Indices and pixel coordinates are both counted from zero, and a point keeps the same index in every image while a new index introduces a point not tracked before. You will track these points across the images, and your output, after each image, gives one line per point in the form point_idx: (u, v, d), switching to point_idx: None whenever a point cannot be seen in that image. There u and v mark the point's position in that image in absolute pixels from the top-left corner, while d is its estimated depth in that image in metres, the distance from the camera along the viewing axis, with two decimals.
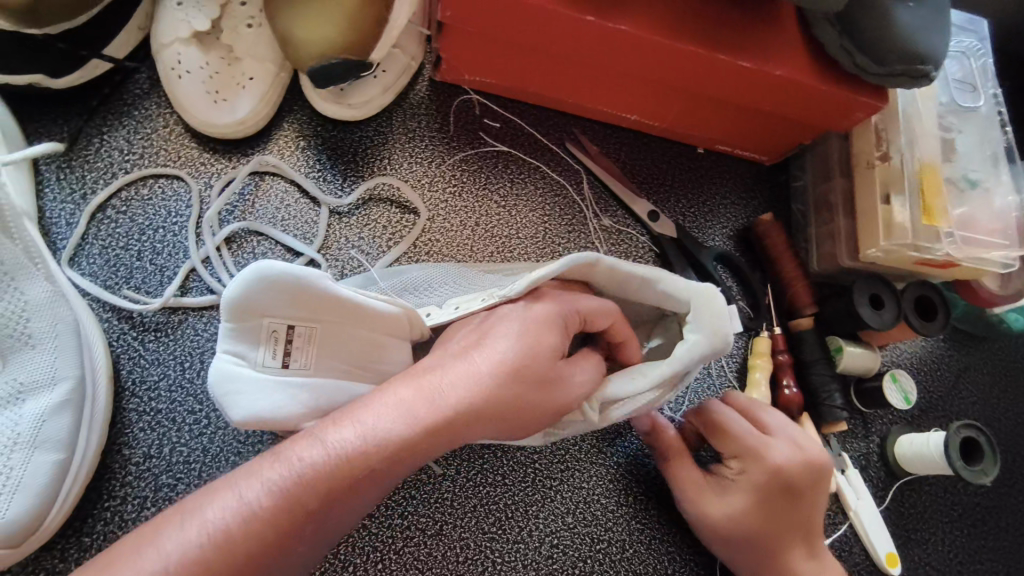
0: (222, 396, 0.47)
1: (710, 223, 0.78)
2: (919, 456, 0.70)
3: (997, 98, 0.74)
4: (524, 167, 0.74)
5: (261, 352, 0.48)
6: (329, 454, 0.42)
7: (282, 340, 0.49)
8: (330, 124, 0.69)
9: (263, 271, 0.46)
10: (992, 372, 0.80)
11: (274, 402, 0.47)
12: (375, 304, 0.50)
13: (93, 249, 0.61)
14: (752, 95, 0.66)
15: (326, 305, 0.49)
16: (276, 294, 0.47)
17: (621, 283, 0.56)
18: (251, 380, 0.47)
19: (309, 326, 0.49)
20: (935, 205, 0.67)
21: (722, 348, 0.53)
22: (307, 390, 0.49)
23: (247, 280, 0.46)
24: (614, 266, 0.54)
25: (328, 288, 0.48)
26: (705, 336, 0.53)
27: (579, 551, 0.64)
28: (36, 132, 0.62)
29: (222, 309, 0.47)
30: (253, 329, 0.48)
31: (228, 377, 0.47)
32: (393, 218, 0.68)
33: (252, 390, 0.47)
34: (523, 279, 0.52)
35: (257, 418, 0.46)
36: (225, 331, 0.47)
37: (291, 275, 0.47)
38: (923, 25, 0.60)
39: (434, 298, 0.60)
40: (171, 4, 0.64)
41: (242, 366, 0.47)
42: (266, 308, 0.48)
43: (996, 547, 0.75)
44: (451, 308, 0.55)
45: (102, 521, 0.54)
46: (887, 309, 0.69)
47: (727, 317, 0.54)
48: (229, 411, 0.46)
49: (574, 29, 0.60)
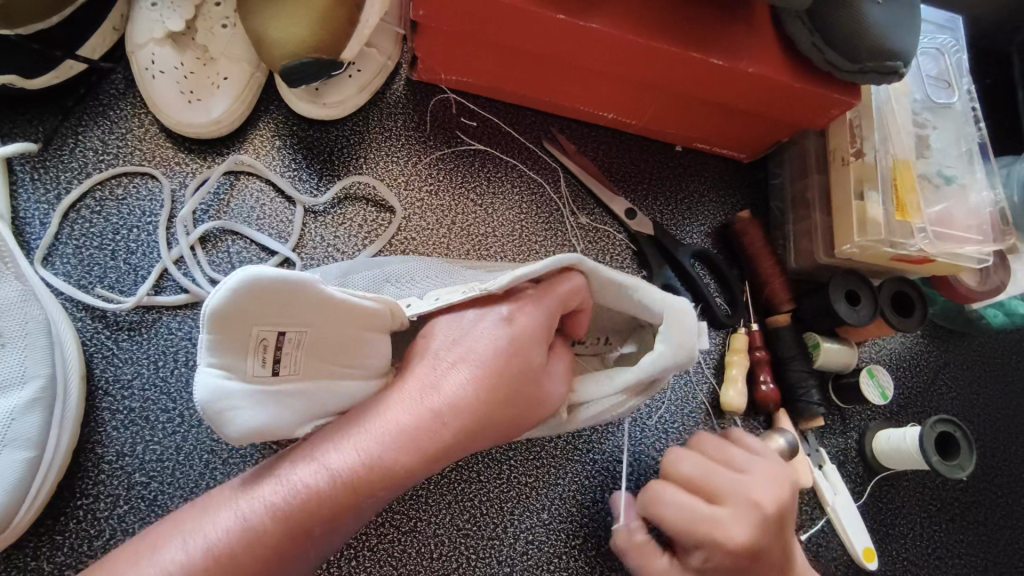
0: (217, 415, 0.42)
1: (689, 220, 0.78)
2: (897, 452, 0.70)
3: (972, 94, 0.74)
4: (502, 166, 0.74)
5: (249, 362, 0.43)
6: (328, 475, 0.44)
7: (271, 348, 0.44)
8: (307, 123, 0.69)
9: (254, 277, 0.41)
10: (972, 368, 0.80)
11: (272, 410, 0.44)
12: (364, 302, 0.47)
13: (67, 248, 0.61)
14: (726, 93, 0.67)
15: (317, 308, 0.44)
16: (265, 300, 0.42)
17: (596, 291, 0.55)
18: (247, 393, 0.43)
19: (298, 331, 0.45)
20: (907, 202, 0.67)
21: (687, 361, 0.53)
22: (303, 393, 0.46)
23: (235, 287, 0.40)
24: (592, 270, 0.53)
25: (320, 290, 0.44)
26: (672, 348, 0.52)
27: (555, 548, 0.64)
28: (11, 132, 0.62)
29: (205, 320, 0.41)
30: (239, 339, 0.42)
31: (221, 394, 0.42)
32: (369, 217, 0.69)
33: (250, 404, 0.43)
34: (505, 274, 0.51)
35: (263, 429, 0.44)
36: (209, 345, 0.41)
37: (284, 278, 0.42)
38: (893, 21, 0.60)
39: (415, 290, 0.59)
40: (145, 4, 0.65)
41: (232, 379, 0.43)
42: (255, 315, 0.42)
43: (974, 542, 0.75)
44: (431, 300, 0.53)
45: (74, 520, 0.55)
46: (863, 305, 0.69)
47: (695, 333, 0.53)
48: (225, 428, 0.43)
49: (545, 27, 0.60)
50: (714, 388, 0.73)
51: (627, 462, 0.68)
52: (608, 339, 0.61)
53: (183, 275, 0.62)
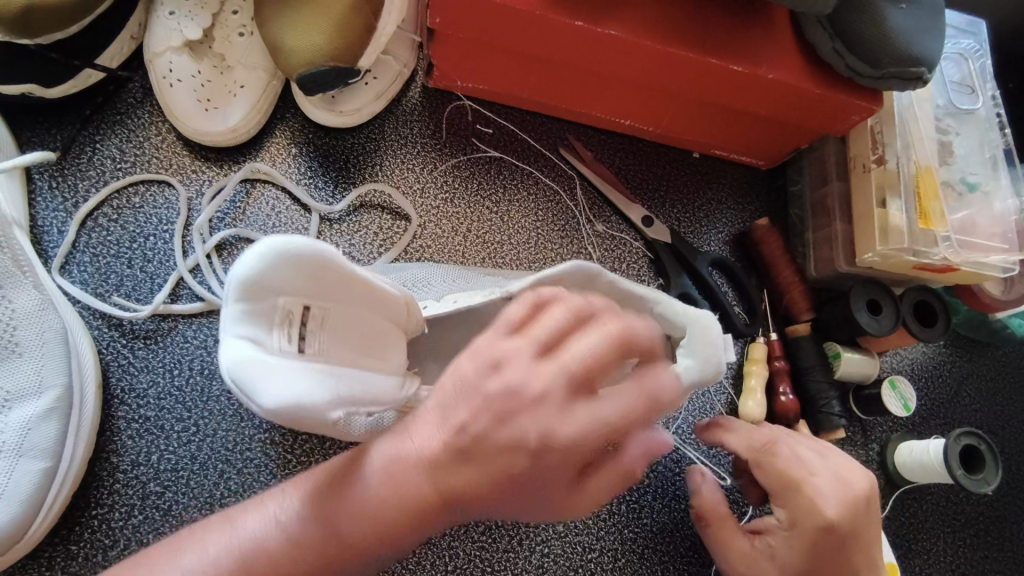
0: (247, 383, 0.41)
1: (705, 228, 0.78)
2: (921, 465, 0.69)
3: (996, 99, 0.73)
4: (518, 174, 0.74)
5: (275, 335, 0.44)
6: (297, 526, 0.40)
7: (297, 322, 0.45)
8: (323, 131, 0.69)
9: (288, 245, 0.42)
10: (995, 379, 0.79)
11: (306, 387, 0.41)
12: (388, 288, 0.49)
13: (83, 256, 0.61)
14: (745, 100, 0.66)
15: (344, 286, 0.46)
16: (293, 273, 0.43)
17: (618, 303, 0.54)
18: (276, 365, 0.41)
19: (323, 308, 0.46)
20: (931, 209, 0.66)
21: (714, 375, 0.52)
22: (331, 374, 0.43)
23: (264, 256, 0.41)
24: (614, 282, 0.52)
25: (350, 269, 0.45)
26: (697, 362, 0.50)
27: (571, 561, 0.63)
28: (30, 141, 0.63)
29: (235, 285, 0.41)
30: (268, 309, 0.44)
31: (249, 358, 0.41)
32: (384, 224, 0.68)
33: (280, 376, 0.41)
34: (527, 278, 0.52)
35: (291, 403, 0.40)
36: (238, 311, 0.42)
37: (317, 251, 0.43)
38: (916, 27, 0.59)
39: (431, 294, 0.59)
40: (163, 13, 0.65)
41: (258, 349, 0.42)
42: (285, 287, 0.44)
43: (999, 558, 0.73)
44: (448, 303, 0.55)
45: (89, 529, 0.54)
46: (885, 315, 0.68)
47: (720, 346, 0.52)
48: (257, 398, 0.40)
49: (562, 34, 0.59)
50: (733, 399, 0.72)
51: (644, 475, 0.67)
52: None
53: (198, 282, 0.62)
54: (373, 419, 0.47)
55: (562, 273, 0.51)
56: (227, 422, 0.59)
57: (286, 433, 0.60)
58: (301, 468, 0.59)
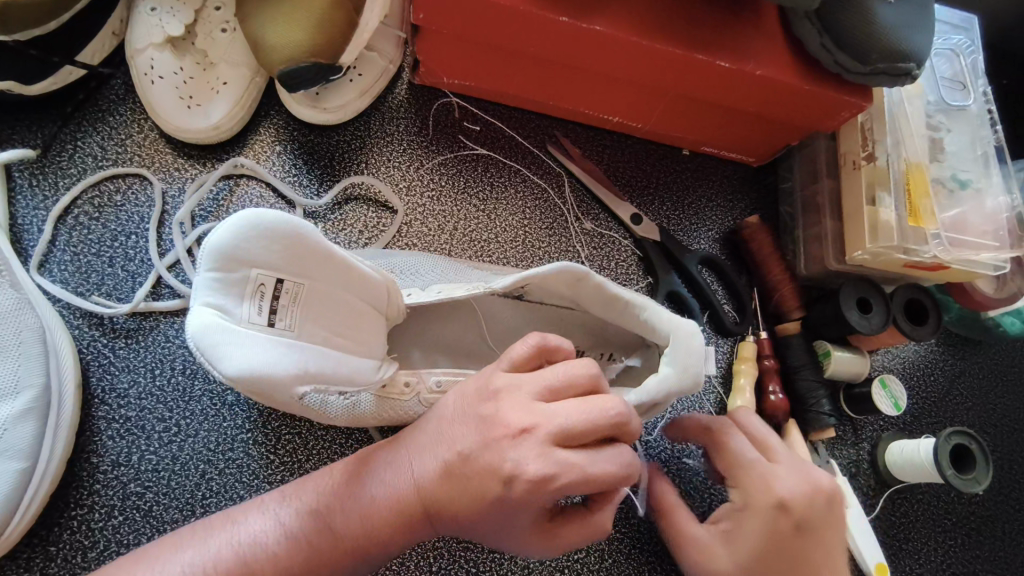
0: (211, 350, 0.41)
1: (695, 226, 0.77)
2: (912, 463, 0.68)
3: (988, 96, 0.72)
4: (505, 171, 0.73)
5: (245, 308, 0.43)
6: (313, 529, 0.45)
7: (268, 295, 0.44)
8: (308, 129, 0.69)
9: (262, 217, 0.43)
10: (988, 377, 0.78)
11: (273, 355, 0.42)
12: (362, 268, 0.49)
13: (64, 255, 0.61)
14: (733, 96, 0.65)
15: (318, 261, 0.46)
16: (270, 245, 0.43)
17: (605, 305, 0.54)
18: (242, 334, 0.42)
19: (296, 283, 0.45)
20: (921, 207, 0.66)
21: (691, 385, 0.52)
22: (299, 350, 0.44)
23: (240, 225, 0.42)
24: (602, 284, 0.51)
25: (325, 244, 0.46)
26: (676, 370, 0.50)
27: (556, 561, 0.63)
28: (9, 138, 0.62)
29: (206, 254, 0.42)
30: (239, 280, 0.43)
31: (214, 326, 0.41)
32: (369, 220, 0.68)
33: (246, 344, 0.42)
34: (513, 275, 0.51)
35: (255, 373, 0.41)
36: (210, 280, 0.42)
37: (291, 224, 0.44)
38: (905, 22, 0.59)
39: (418, 282, 0.59)
40: (144, 9, 0.64)
41: (225, 319, 0.42)
42: (258, 257, 0.43)
43: (991, 557, 0.73)
44: (433, 292, 0.54)
45: (68, 530, 0.54)
46: (875, 314, 0.67)
47: (700, 360, 0.52)
48: (220, 366, 0.41)
49: (548, 29, 0.59)
50: (722, 398, 0.71)
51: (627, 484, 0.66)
52: (610, 353, 0.60)
53: (178, 278, 0.62)
54: (349, 398, 0.48)
55: (548, 273, 0.50)
56: (209, 422, 0.59)
57: (268, 433, 0.59)
58: (283, 468, 0.59)
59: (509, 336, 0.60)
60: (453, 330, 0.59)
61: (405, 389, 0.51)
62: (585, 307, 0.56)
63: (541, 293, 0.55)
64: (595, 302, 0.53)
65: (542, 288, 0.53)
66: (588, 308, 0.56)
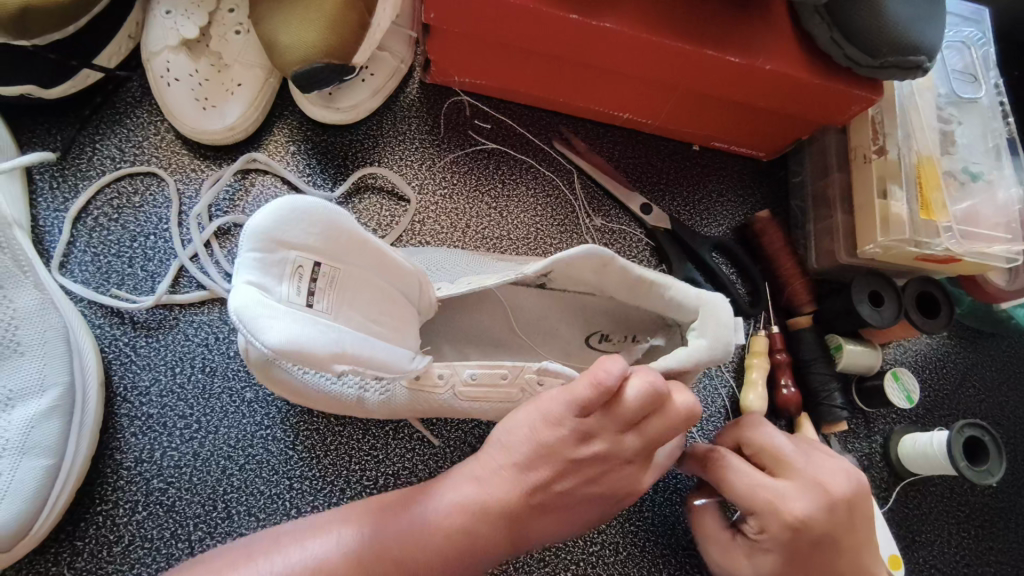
0: (252, 321, 0.41)
1: (706, 220, 0.77)
2: (924, 455, 0.68)
3: (1000, 88, 0.72)
4: (517, 167, 0.74)
5: (285, 288, 0.44)
6: (370, 548, 0.45)
7: (307, 277, 0.45)
8: (321, 129, 0.69)
9: (304, 203, 0.45)
10: (1000, 370, 0.78)
11: (311, 332, 0.42)
12: (395, 255, 0.50)
13: (85, 255, 0.62)
14: (744, 91, 0.65)
15: (353, 246, 0.47)
16: (309, 227, 0.45)
17: (630, 290, 0.54)
18: (282, 310, 0.42)
19: (333, 267, 0.47)
20: (933, 199, 0.65)
21: (723, 357, 0.53)
22: (335, 329, 0.44)
23: (284, 209, 0.44)
24: (628, 268, 0.52)
25: (360, 231, 0.47)
26: (709, 338, 0.52)
27: (572, 555, 0.63)
28: (30, 141, 0.63)
29: (250, 236, 0.43)
30: (279, 262, 0.44)
31: (256, 301, 0.41)
32: (384, 206, 0.69)
33: (286, 319, 0.42)
34: (541, 261, 0.52)
35: (296, 346, 0.41)
36: (254, 260, 0.43)
37: (330, 211, 0.46)
38: (916, 15, 0.58)
39: (445, 277, 0.61)
40: (159, 12, 0.65)
41: (266, 296, 0.43)
42: (299, 241, 0.45)
43: (1005, 549, 0.73)
44: (462, 285, 0.55)
45: (94, 525, 0.55)
46: (887, 306, 0.67)
47: (731, 329, 0.53)
48: (261, 338, 0.41)
49: (558, 27, 0.59)
50: (734, 392, 0.72)
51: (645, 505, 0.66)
52: (633, 335, 0.60)
53: (200, 269, 0.63)
54: (384, 392, 0.51)
55: (575, 257, 0.51)
56: (229, 419, 0.60)
57: (287, 429, 0.60)
58: (303, 464, 0.60)
59: (533, 327, 0.61)
60: (480, 319, 0.61)
61: (437, 381, 0.50)
62: (610, 293, 0.56)
63: (564, 280, 0.56)
64: (621, 287, 0.54)
65: (568, 274, 0.54)
66: (614, 295, 0.56)
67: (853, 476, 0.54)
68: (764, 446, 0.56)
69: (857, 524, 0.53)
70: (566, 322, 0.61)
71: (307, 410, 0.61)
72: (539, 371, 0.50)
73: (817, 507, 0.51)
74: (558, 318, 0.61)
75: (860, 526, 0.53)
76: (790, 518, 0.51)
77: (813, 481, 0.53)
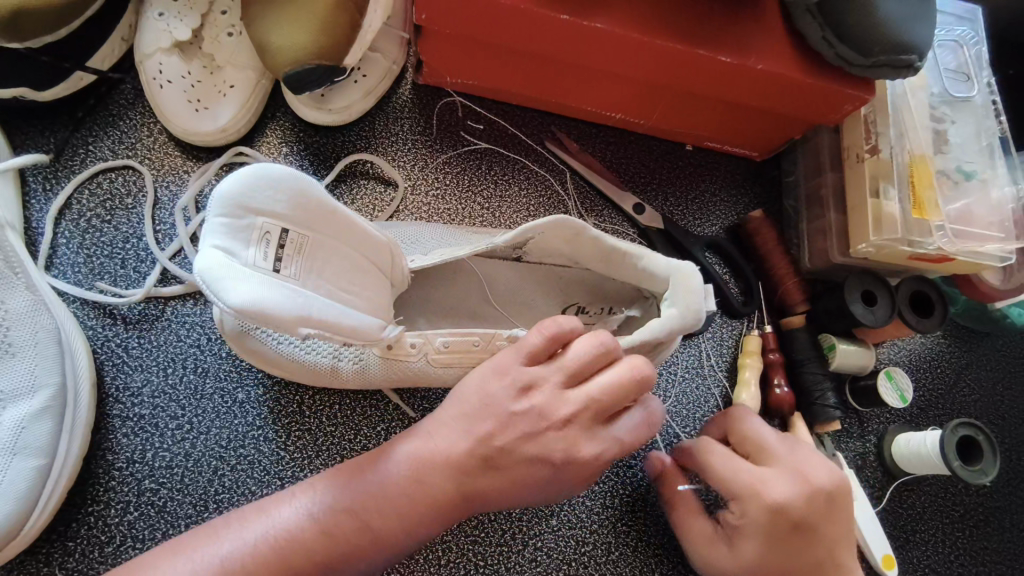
0: (216, 283, 0.41)
1: (700, 219, 0.77)
2: (917, 455, 0.68)
3: (993, 86, 0.72)
4: (508, 167, 0.74)
5: (252, 254, 0.44)
6: (342, 505, 0.46)
7: (274, 243, 0.45)
8: (313, 129, 0.70)
9: (271, 171, 0.45)
10: (996, 369, 0.78)
11: (275, 294, 0.43)
12: (364, 225, 0.50)
13: (77, 256, 0.62)
14: (736, 91, 0.65)
15: (322, 214, 0.48)
16: (276, 194, 0.45)
17: (605, 260, 0.54)
18: (247, 273, 0.43)
19: (302, 235, 0.47)
20: (925, 198, 0.65)
21: (694, 324, 0.54)
22: (301, 293, 0.44)
23: (251, 175, 0.44)
24: (600, 238, 0.52)
25: (329, 201, 0.48)
26: (677, 308, 0.52)
27: (563, 554, 0.63)
28: (23, 144, 0.64)
29: (216, 201, 0.43)
30: (246, 228, 0.44)
31: (220, 264, 0.42)
32: (373, 193, 0.70)
33: (249, 282, 0.42)
34: (512, 231, 0.52)
35: (258, 307, 0.41)
36: (220, 225, 0.43)
37: (297, 178, 0.46)
38: (908, 14, 0.58)
39: (420, 248, 0.61)
40: (152, 14, 0.65)
41: (232, 260, 0.43)
42: (266, 207, 0.45)
43: (999, 549, 0.72)
44: (434, 256, 0.55)
45: (86, 526, 0.55)
46: (880, 306, 0.67)
47: (701, 297, 0.54)
48: (224, 299, 0.41)
49: (548, 27, 0.59)
50: (727, 392, 0.72)
51: (638, 505, 0.66)
52: (610, 307, 0.61)
53: (182, 266, 0.63)
54: (357, 360, 0.54)
55: (546, 227, 0.52)
56: (220, 419, 0.60)
57: (278, 429, 0.60)
58: (294, 464, 0.60)
59: (511, 301, 0.62)
60: (457, 294, 0.61)
61: (409, 349, 0.52)
62: (585, 265, 0.57)
63: (540, 253, 0.57)
64: (596, 257, 0.54)
65: (543, 245, 0.55)
66: (589, 266, 0.57)
67: (835, 474, 0.55)
68: (750, 436, 0.58)
69: (836, 514, 0.54)
70: (545, 297, 0.61)
71: (298, 410, 0.61)
72: (510, 338, 0.52)
73: (790, 495, 0.52)
74: (537, 296, 0.61)
75: (837, 515, 0.54)
76: (770, 503, 0.52)
77: (795, 468, 0.54)
